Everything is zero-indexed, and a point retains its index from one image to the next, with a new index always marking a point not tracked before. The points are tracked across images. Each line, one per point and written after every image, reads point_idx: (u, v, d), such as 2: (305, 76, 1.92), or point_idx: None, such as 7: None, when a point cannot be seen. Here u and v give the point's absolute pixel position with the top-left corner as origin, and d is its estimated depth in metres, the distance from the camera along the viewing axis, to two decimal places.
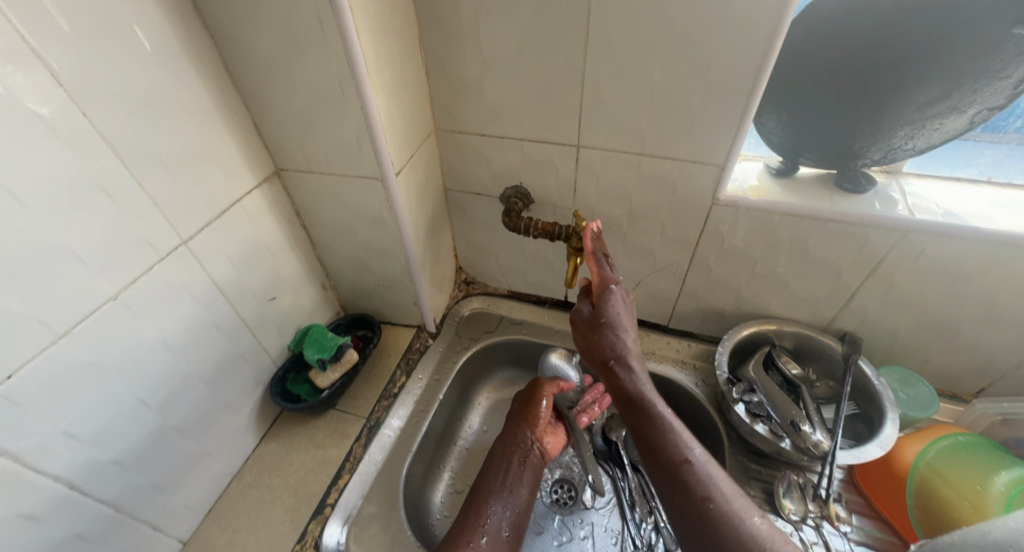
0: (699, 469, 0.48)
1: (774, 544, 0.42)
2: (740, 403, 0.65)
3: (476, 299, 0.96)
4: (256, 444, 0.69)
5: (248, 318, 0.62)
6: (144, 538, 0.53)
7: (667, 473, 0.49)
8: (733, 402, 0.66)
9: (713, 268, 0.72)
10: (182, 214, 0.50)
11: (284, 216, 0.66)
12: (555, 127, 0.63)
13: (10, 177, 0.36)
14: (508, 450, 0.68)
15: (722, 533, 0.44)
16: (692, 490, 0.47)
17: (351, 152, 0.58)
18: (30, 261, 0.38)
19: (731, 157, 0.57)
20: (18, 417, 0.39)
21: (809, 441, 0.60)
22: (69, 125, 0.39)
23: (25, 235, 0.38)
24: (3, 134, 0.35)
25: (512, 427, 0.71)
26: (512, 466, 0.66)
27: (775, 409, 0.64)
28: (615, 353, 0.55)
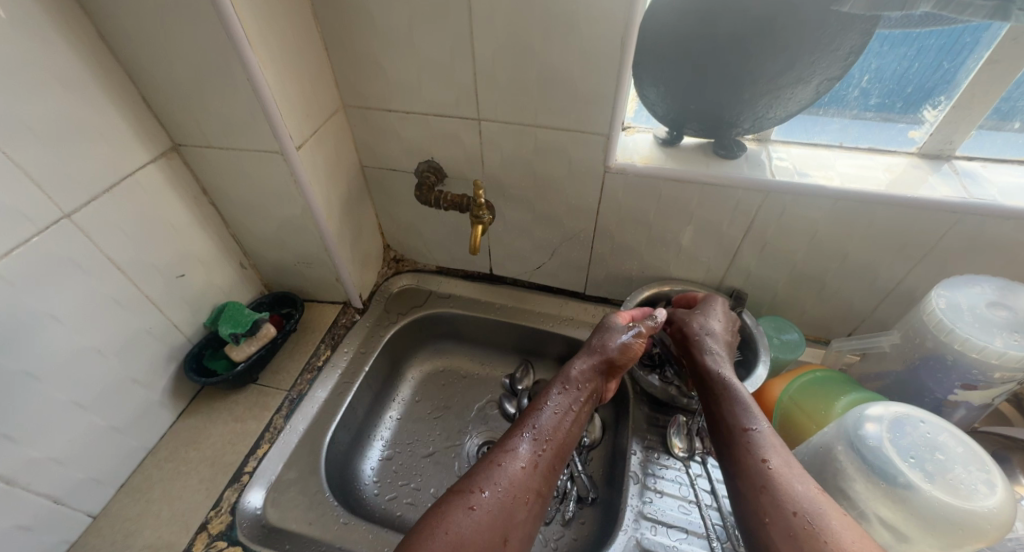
0: (763, 439, 0.47)
1: (819, 517, 0.40)
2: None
3: (405, 276, 0.98)
4: (173, 420, 0.70)
5: (154, 295, 0.63)
6: (45, 510, 0.54)
7: (731, 437, 0.48)
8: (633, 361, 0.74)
9: (615, 235, 0.77)
10: (63, 186, 0.50)
11: (188, 193, 0.66)
12: (455, 101, 0.66)
13: None
14: (583, 376, 0.60)
15: (765, 492, 0.43)
16: (751, 452, 0.46)
17: (247, 126, 0.59)
18: None
19: (614, 121, 0.61)
20: None
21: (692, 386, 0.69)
22: None
23: None
24: None
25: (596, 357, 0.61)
26: (579, 400, 0.58)
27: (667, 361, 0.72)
28: (704, 333, 0.59)
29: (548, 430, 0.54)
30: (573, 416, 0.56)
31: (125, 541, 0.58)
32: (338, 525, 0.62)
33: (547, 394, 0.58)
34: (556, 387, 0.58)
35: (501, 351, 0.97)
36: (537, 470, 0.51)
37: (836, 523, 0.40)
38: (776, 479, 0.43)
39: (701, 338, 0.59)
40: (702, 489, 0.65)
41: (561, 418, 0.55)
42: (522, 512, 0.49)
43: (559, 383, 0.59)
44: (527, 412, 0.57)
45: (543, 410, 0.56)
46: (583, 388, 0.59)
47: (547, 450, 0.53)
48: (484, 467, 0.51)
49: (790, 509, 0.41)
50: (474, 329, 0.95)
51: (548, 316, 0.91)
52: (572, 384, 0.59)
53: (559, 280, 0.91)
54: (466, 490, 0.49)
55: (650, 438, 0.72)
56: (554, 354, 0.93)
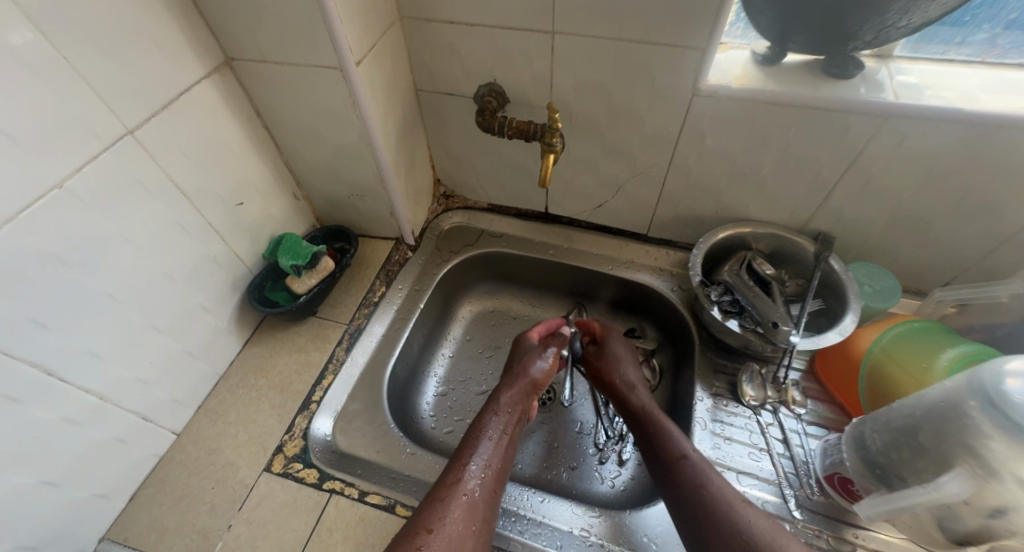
0: (697, 464, 0.55)
1: (757, 528, 0.49)
2: (714, 304, 0.66)
3: (456, 213, 0.95)
4: (240, 348, 0.71)
5: (215, 222, 0.61)
6: (135, 427, 0.56)
7: (670, 468, 0.55)
8: (709, 305, 0.66)
9: (692, 170, 0.70)
10: (122, 99, 0.47)
11: (242, 114, 0.62)
12: (527, 10, 0.58)
13: None
14: (512, 401, 0.63)
15: (711, 517, 0.50)
16: (687, 481, 0.53)
17: (305, 38, 0.53)
18: None
19: (720, 19, 0.52)
20: None
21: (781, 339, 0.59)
22: None
23: None
24: None
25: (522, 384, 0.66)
26: (511, 424, 0.61)
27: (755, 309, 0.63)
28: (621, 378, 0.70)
29: (489, 460, 0.55)
30: (508, 439, 0.59)
31: (208, 457, 0.60)
32: (405, 455, 0.63)
33: (482, 424, 0.60)
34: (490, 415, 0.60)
35: (553, 293, 0.95)
36: (482, 496, 0.52)
37: (771, 529, 0.48)
38: (720, 506, 0.50)
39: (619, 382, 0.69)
40: (774, 438, 0.63)
41: (497, 447, 0.57)
42: (471, 542, 0.48)
43: (491, 409, 0.62)
44: (461, 447, 0.57)
45: (482, 437, 0.58)
46: (513, 412, 0.63)
47: (487, 478, 0.54)
48: (432, 496, 0.51)
49: (728, 530, 0.49)
50: (527, 270, 0.93)
51: (605, 259, 0.87)
52: (503, 409, 0.62)
53: (619, 220, 0.86)
54: (416, 529, 0.47)
55: (718, 385, 0.69)
56: (605, 297, 0.91)
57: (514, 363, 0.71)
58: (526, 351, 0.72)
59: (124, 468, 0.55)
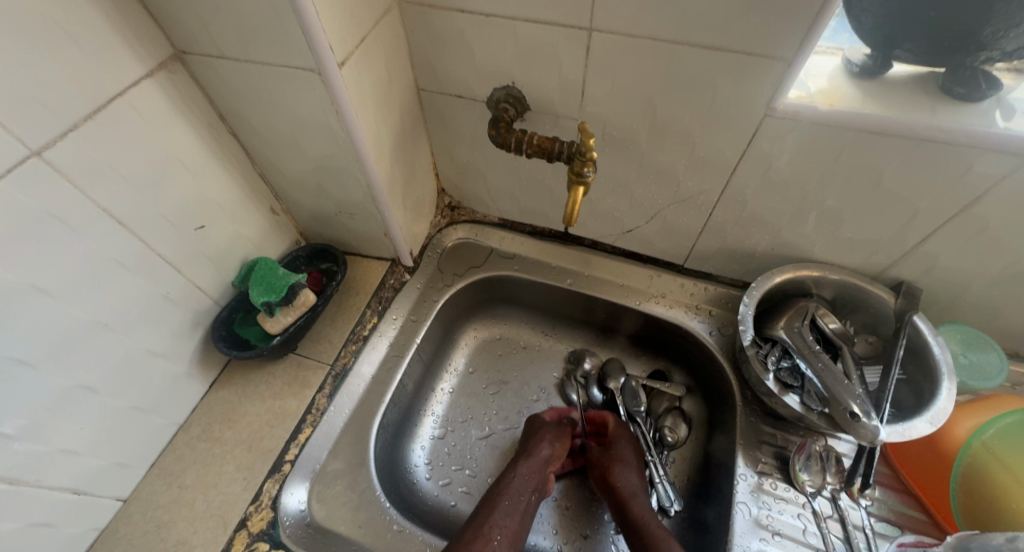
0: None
1: None
2: (770, 371, 0.54)
3: (461, 228, 0.83)
4: (205, 390, 0.61)
5: (168, 253, 0.51)
6: (65, 504, 0.46)
7: None
8: (763, 373, 0.54)
9: (748, 200, 0.58)
10: (22, 111, 0.35)
11: (202, 121, 0.51)
12: (559, 1, 0.46)
13: None
14: (531, 469, 0.61)
15: None
16: None
17: (273, 30, 0.41)
18: None
19: (822, 16, 0.38)
20: None
21: (852, 425, 0.48)
22: None
23: None
24: None
25: (539, 459, 0.63)
26: (530, 488, 0.60)
27: (822, 383, 0.51)
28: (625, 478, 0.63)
29: (505, 525, 0.55)
30: (525, 504, 0.58)
31: (158, 532, 0.51)
32: (391, 533, 0.54)
33: (505, 485, 0.59)
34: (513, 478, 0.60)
35: (568, 323, 0.83)
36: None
37: None
38: None
39: (622, 489, 0.62)
40: (833, 535, 0.52)
41: (514, 512, 0.57)
42: None
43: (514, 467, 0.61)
44: (481, 507, 0.56)
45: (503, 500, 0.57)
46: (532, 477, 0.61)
47: (502, 541, 0.53)
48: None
49: None
50: (540, 297, 0.81)
51: (631, 291, 0.76)
52: (526, 470, 0.61)
53: (651, 247, 0.74)
54: None
55: (764, 461, 0.58)
56: (627, 332, 0.80)
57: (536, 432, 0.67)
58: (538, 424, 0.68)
59: None
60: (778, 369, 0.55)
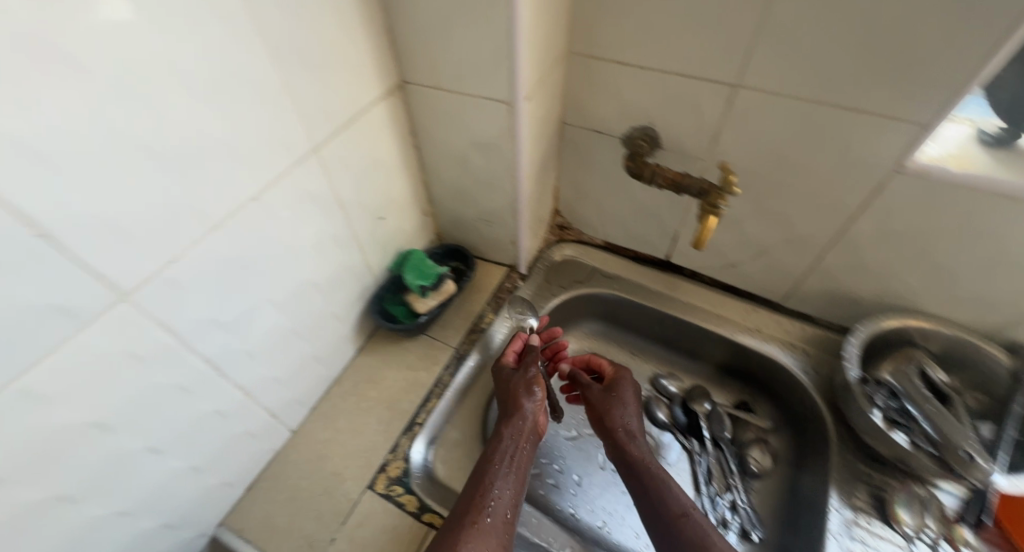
0: (698, 522, 0.51)
1: None
2: (877, 406, 0.58)
3: (569, 246, 0.92)
4: (354, 354, 0.72)
5: (359, 234, 0.63)
6: (263, 423, 0.57)
7: (668, 526, 0.51)
8: (869, 408, 0.57)
9: (863, 248, 0.62)
10: (318, 118, 0.48)
11: (400, 133, 0.64)
12: (715, 61, 0.54)
13: (188, 62, 0.34)
14: (520, 431, 0.58)
15: None
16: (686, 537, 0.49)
17: (487, 70, 0.52)
18: (199, 151, 0.37)
19: (964, 91, 0.44)
20: (183, 297, 0.40)
21: (967, 467, 0.52)
22: (238, 16, 0.36)
23: (200, 127, 0.37)
24: (183, 12, 0.32)
25: (524, 415, 0.59)
26: (523, 448, 0.57)
27: (931, 424, 0.55)
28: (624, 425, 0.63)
29: (504, 490, 0.51)
30: (520, 463, 0.55)
31: (317, 463, 0.61)
32: None
33: (494, 453, 0.55)
34: (502, 443, 0.56)
35: (657, 344, 0.89)
36: (495, 524, 0.48)
37: None
38: None
39: (620, 430, 0.62)
40: None
41: (511, 474, 0.53)
42: None
43: (501, 433, 0.57)
44: (471, 481, 0.53)
45: (496, 468, 0.53)
46: (523, 438, 0.57)
47: (498, 504, 0.49)
48: (445, 533, 0.47)
49: None
50: (634, 317, 0.87)
51: (726, 321, 0.80)
52: (516, 434, 0.57)
53: (751, 283, 0.79)
54: None
55: (859, 497, 0.60)
56: (715, 360, 0.84)
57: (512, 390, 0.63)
58: (510, 381, 0.64)
59: (249, 461, 0.58)
60: (885, 408, 0.59)
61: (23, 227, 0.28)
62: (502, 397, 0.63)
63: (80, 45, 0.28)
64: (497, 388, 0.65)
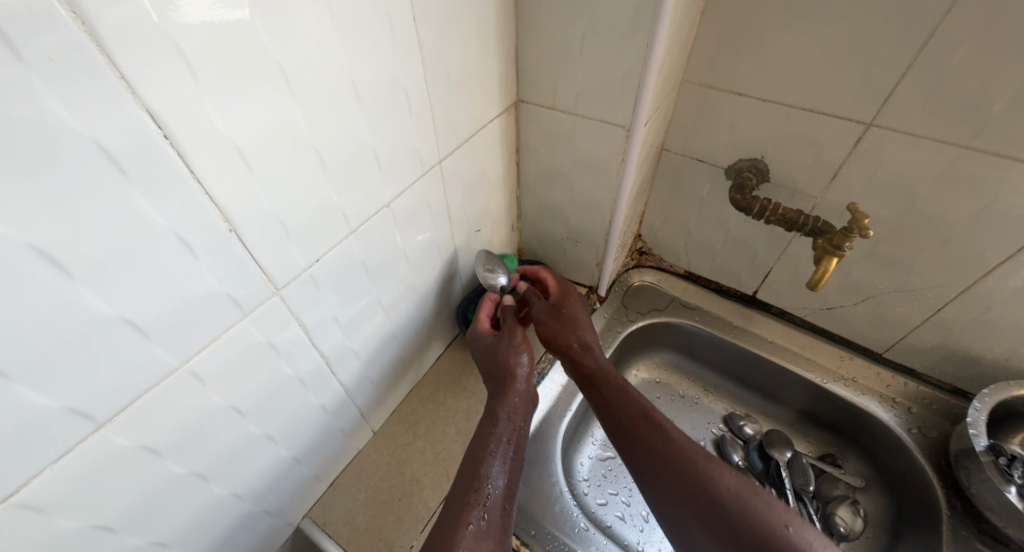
0: (659, 424, 0.49)
1: (758, 504, 0.43)
2: (1012, 482, 0.53)
3: (647, 273, 0.90)
4: (434, 361, 0.73)
5: (458, 244, 0.64)
6: (353, 420, 0.58)
7: (641, 435, 0.49)
8: (1003, 484, 0.53)
9: (995, 306, 0.57)
10: (448, 133, 0.50)
11: (507, 150, 0.65)
12: (847, 98, 0.52)
13: (362, 75, 0.36)
14: (510, 403, 0.52)
15: (699, 485, 0.44)
16: (657, 436, 0.48)
17: (611, 94, 0.53)
18: (355, 157, 0.39)
19: None
20: (316, 292, 0.41)
21: None
22: (408, 34, 0.38)
23: (358, 135, 0.38)
24: (367, 27, 0.34)
25: (517, 382, 0.54)
26: (512, 424, 0.51)
27: None
28: (579, 339, 0.59)
29: (499, 479, 0.46)
30: (511, 444, 0.50)
31: (397, 466, 0.62)
32: None
33: (486, 440, 0.49)
34: (487, 428, 0.50)
35: (734, 382, 0.84)
36: (492, 528, 0.42)
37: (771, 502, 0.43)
38: (723, 489, 0.44)
39: (575, 345, 0.58)
40: None
41: (505, 459, 0.48)
42: None
43: (488, 416, 0.51)
44: (460, 473, 0.46)
45: (488, 455, 0.47)
46: (517, 416, 0.52)
47: (494, 500, 0.44)
48: (436, 536, 0.41)
49: (719, 503, 0.43)
50: (712, 351, 0.84)
51: (817, 366, 0.76)
52: (502, 411, 0.51)
53: (850, 328, 0.75)
54: None
55: None
56: (799, 407, 0.79)
57: (490, 356, 0.58)
58: (494, 348, 0.58)
59: (336, 457, 0.59)
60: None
61: (220, 221, 0.30)
62: (485, 364, 0.58)
63: (286, 54, 0.30)
64: (477, 356, 0.60)
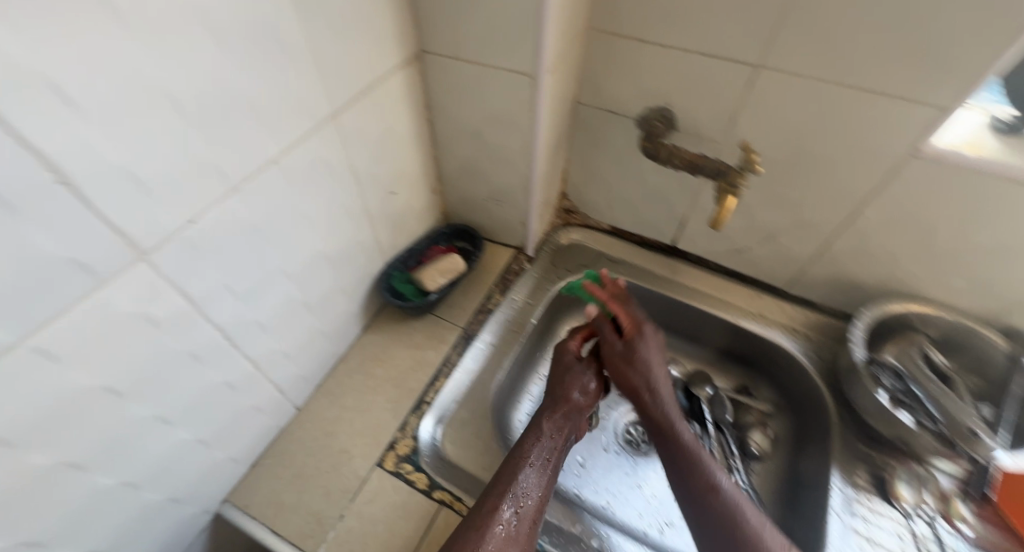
0: (729, 499, 0.49)
1: None
2: (881, 387, 0.61)
3: (575, 231, 0.91)
4: (359, 332, 0.71)
5: (372, 208, 0.62)
6: (270, 398, 0.55)
7: (704, 502, 0.50)
8: (874, 389, 0.60)
9: (871, 234, 0.63)
10: (339, 83, 0.46)
11: (415, 106, 0.62)
12: (737, 41, 0.54)
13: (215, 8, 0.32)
14: (554, 427, 0.57)
15: None
16: (719, 512, 0.49)
17: (511, 40, 0.51)
18: (222, 105, 0.35)
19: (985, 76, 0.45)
20: (197, 259, 0.38)
21: (974, 446, 0.56)
22: None
23: (221, 80, 0.34)
24: None
25: (568, 407, 0.59)
26: (552, 451, 0.55)
27: (935, 405, 0.59)
28: (648, 387, 0.59)
29: (529, 487, 0.50)
30: (548, 469, 0.53)
31: (325, 440, 0.60)
32: None
33: (525, 450, 0.54)
34: (529, 440, 0.54)
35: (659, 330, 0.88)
36: (519, 530, 0.47)
37: None
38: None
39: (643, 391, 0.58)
40: None
41: (540, 472, 0.52)
42: None
43: (531, 434, 0.56)
44: (500, 470, 0.52)
45: (522, 464, 0.52)
46: (557, 439, 0.56)
47: (524, 504, 0.49)
48: (467, 528, 0.46)
49: None
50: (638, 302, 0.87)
51: (731, 306, 0.81)
52: (544, 435, 0.55)
53: (757, 268, 0.80)
54: None
55: (860, 477, 0.62)
56: (718, 346, 0.84)
57: (553, 379, 0.62)
58: (561, 365, 0.64)
59: (256, 437, 0.56)
60: (890, 388, 0.62)
61: (48, 175, 0.27)
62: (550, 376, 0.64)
63: None
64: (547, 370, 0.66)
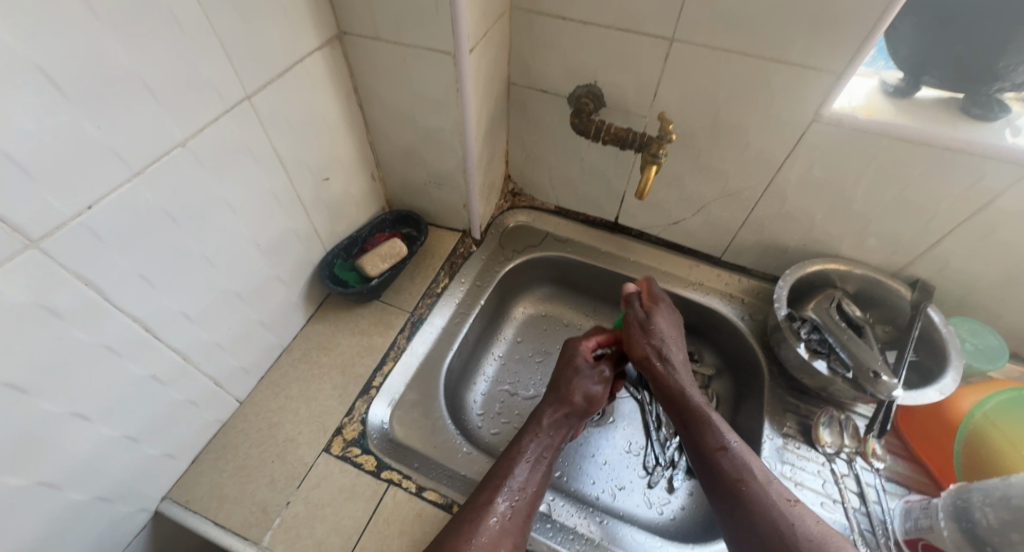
0: (735, 456, 0.51)
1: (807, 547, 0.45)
2: (801, 340, 0.65)
3: (521, 213, 0.92)
4: (303, 323, 0.70)
5: (304, 195, 0.61)
6: (206, 391, 0.55)
7: (711, 464, 0.52)
8: (795, 341, 0.64)
9: (789, 198, 0.67)
10: (250, 63, 0.45)
11: (342, 89, 0.61)
12: (649, 14, 0.56)
13: None
14: (553, 421, 0.59)
15: (755, 513, 0.48)
16: (726, 471, 0.51)
17: (428, 17, 0.52)
18: (107, 85, 0.34)
19: (868, 40, 0.48)
20: (99, 245, 0.37)
21: (880, 388, 0.59)
22: None
23: (105, 58, 0.34)
24: None
25: (568, 407, 0.60)
26: (549, 449, 0.56)
27: (848, 352, 0.62)
28: (659, 353, 0.61)
29: (523, 483, 0.52)
30: (546, 465, 0.55)
31: (269, 430, 0.60)
32: (461, 454, 0.61)
33: (522, 443, 0.56)
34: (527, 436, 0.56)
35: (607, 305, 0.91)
36: (512, 523, 0.49)
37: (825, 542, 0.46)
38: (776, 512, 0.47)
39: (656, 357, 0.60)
40: (849, 489, 0.60)
41: (536, 469, 0.54)
42: None
43: (530, 430, 0.58)
44: (497, 465, 0.54)
45: (518, 459, 0.54)
46: (556, 434, 0.58)
47: (518, 496, 0.51)
48: (462, 519, 0.49)
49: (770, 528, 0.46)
50: (586, 278, 0.89)
51: (673, 277, 0.84)
52: (543, 431, 0.57)
53: (694, 239, 0.83)
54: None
55: (789, 426, 0.66)
56: None
57: (560, 371, 0.64)
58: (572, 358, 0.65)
59: (195, 431, 0.55)
60: (810, 340, 0.65)
61: None
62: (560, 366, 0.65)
63: None
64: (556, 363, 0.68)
